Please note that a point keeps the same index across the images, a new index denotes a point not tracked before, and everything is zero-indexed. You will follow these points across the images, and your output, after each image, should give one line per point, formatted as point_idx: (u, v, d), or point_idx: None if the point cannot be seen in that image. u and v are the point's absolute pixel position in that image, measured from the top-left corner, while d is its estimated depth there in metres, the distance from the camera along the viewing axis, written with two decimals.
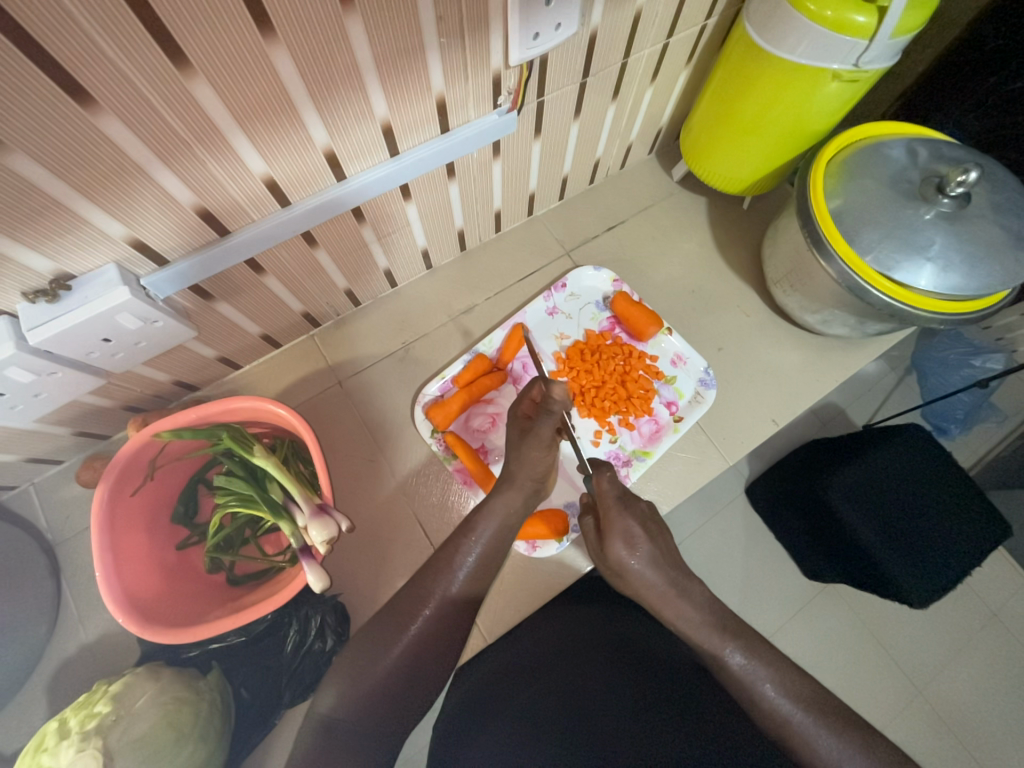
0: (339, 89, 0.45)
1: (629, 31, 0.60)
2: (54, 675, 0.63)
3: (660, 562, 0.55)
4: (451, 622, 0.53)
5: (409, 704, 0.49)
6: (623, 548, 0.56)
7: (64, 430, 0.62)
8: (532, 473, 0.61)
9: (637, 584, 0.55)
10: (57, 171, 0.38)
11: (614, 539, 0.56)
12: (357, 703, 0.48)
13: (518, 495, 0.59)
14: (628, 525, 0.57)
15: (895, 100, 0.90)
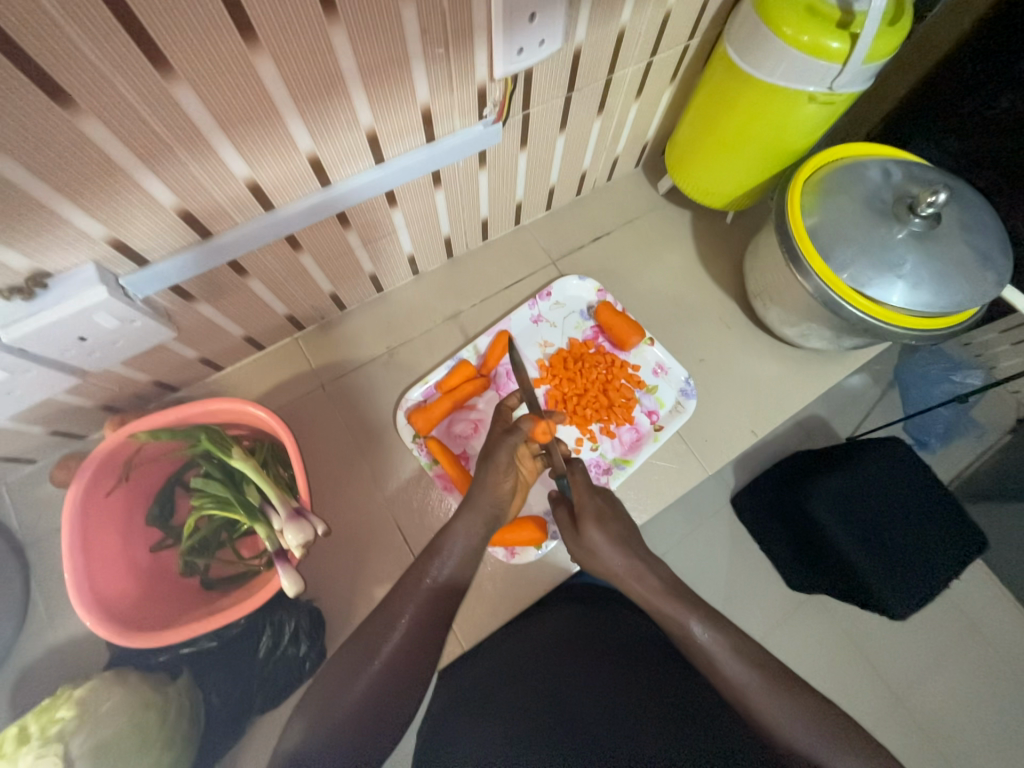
0: (323, 97, 0.46)
1: (613, 48, 0.61)
2: (19, 680, 0.62)
3: (625, 542, 0.59)
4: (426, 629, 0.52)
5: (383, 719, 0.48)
6: (595, 529, 0.59)
7: (38, 429, 0.62)
8: (492, 499, 0.60)
9: (603, 562, 0.59)
10: (35, 170, 0.38)
11: (586, 521, 0.60)
12: (326, 725, 0.46)
13: (474, 520, 0.58)
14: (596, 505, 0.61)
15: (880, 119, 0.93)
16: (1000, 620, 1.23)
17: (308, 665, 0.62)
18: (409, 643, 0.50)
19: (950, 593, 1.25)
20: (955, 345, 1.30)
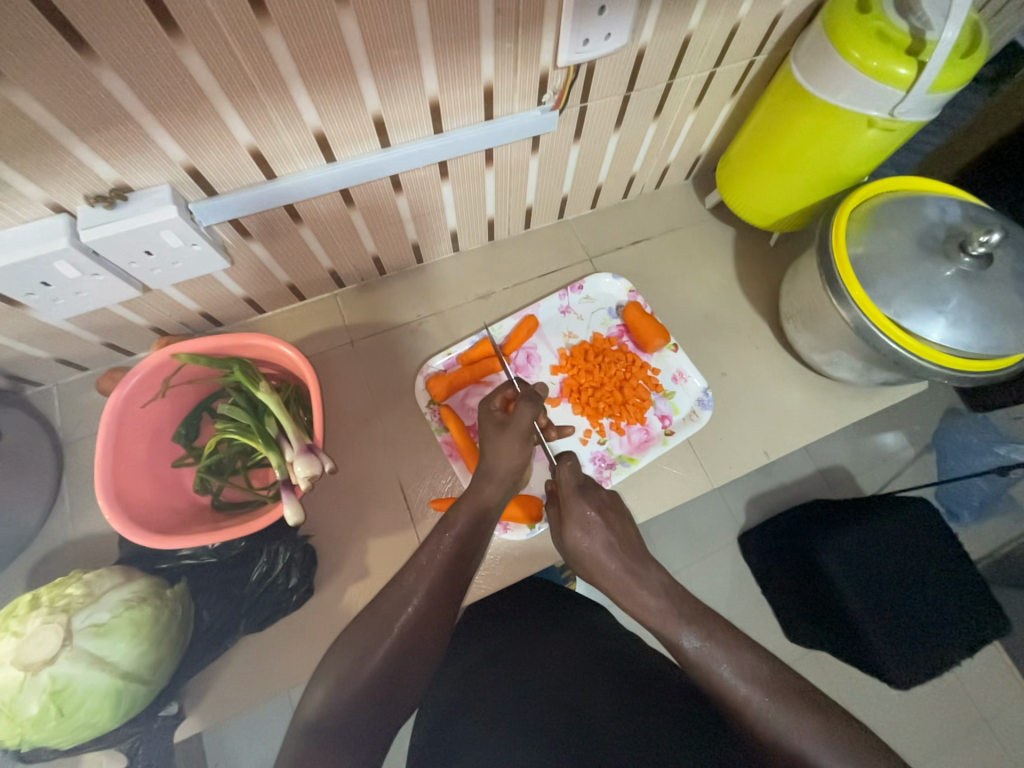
0: (396, 59, 0.49)
1: (677, 53, 0.63)
2: (37, 563, 0.67)
3: (614, 548, 0.58)
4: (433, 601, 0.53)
5: (386, 694, 0.50)
6: (578, 532, 0.59)
7: (94, 337, 0.67)
8: (510, 466, 0.63)
9: (590, 565, 0.58)
10: (135, 90, 0.43)
11: (570, 523, 0.59)
12: (345, 702, 0.48)
13: (492, 490, 0.62)
14: (585, 510, 0.60)
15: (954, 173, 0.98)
16: (1015, 715, 1.15)
17: (295, 598, 0.64)
18: (412, 629, 0.52)
19: (961, 675, 1.17)
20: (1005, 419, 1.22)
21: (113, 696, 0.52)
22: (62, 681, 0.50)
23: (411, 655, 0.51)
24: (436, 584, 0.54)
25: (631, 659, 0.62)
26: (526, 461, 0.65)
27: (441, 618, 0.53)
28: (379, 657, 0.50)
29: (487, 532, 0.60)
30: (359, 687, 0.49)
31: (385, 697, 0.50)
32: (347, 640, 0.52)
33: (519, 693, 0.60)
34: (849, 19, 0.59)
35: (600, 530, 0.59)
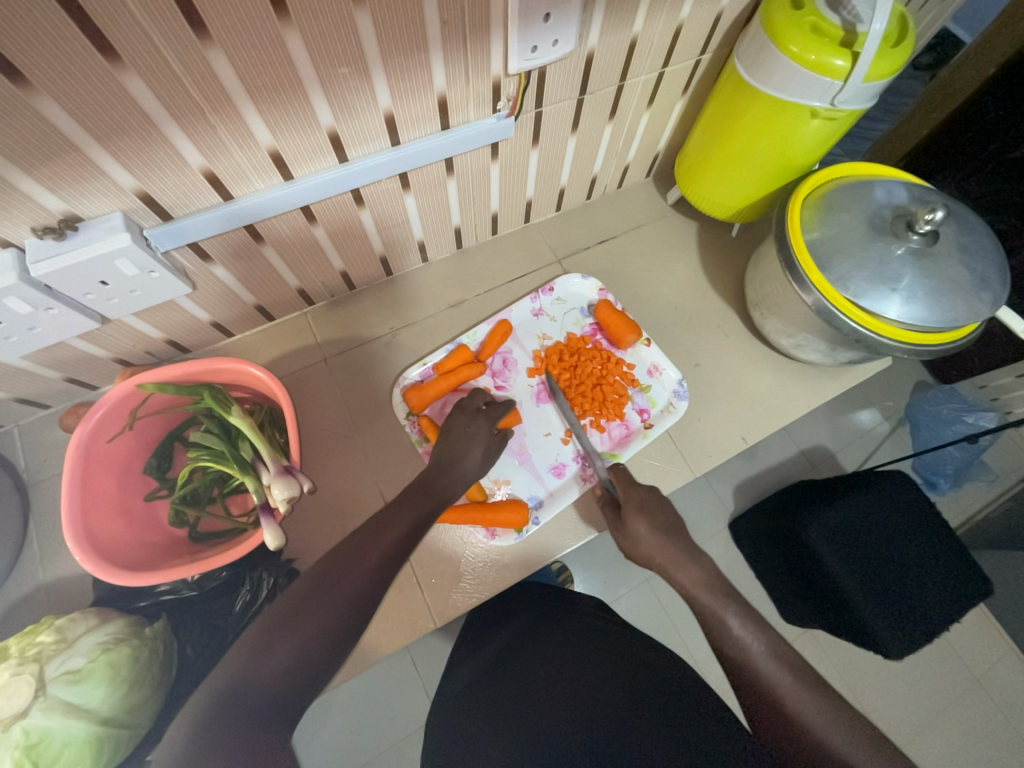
0: (345, 75, 0.50)
1: (625, 56, 0.65)
2: (6, 613, 0.64)
3: (668, 533, 0.64)
4: (376, 577, 0.52)
5: (316, 658, 0.46)
6: (642, 523, 0.65)
7: (54, 374, 0.65)
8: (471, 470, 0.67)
9: (646, 551, 0.64)
10: (78, 119, 0.42)
11: (636, 515, 0.66)
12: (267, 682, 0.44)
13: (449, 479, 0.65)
14: (642, 497, 0.68)
15: (902, 157, 1.06)
16: (1007, 674, 1.18)
17: None
18: (345, 604, 0.49)
19: (952, 639, 1.21)
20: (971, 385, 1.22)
21: (93, 744, 0.50)
22: (37, 734, 0.47)
23: (341, 632, 0.48)
24: (375, 560, 0.53)
25: (629, 653, 0.63)
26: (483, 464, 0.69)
27: (383, 577, 0.52)
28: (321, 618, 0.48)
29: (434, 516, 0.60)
30: (278, 664, 0.45)
31: (304, 674, 0.45)
32: (271, 621, 0.48)
33: (521, 699, 0.60)
34: (785, 15, 0.61)
35: (654, 515, 0.66)
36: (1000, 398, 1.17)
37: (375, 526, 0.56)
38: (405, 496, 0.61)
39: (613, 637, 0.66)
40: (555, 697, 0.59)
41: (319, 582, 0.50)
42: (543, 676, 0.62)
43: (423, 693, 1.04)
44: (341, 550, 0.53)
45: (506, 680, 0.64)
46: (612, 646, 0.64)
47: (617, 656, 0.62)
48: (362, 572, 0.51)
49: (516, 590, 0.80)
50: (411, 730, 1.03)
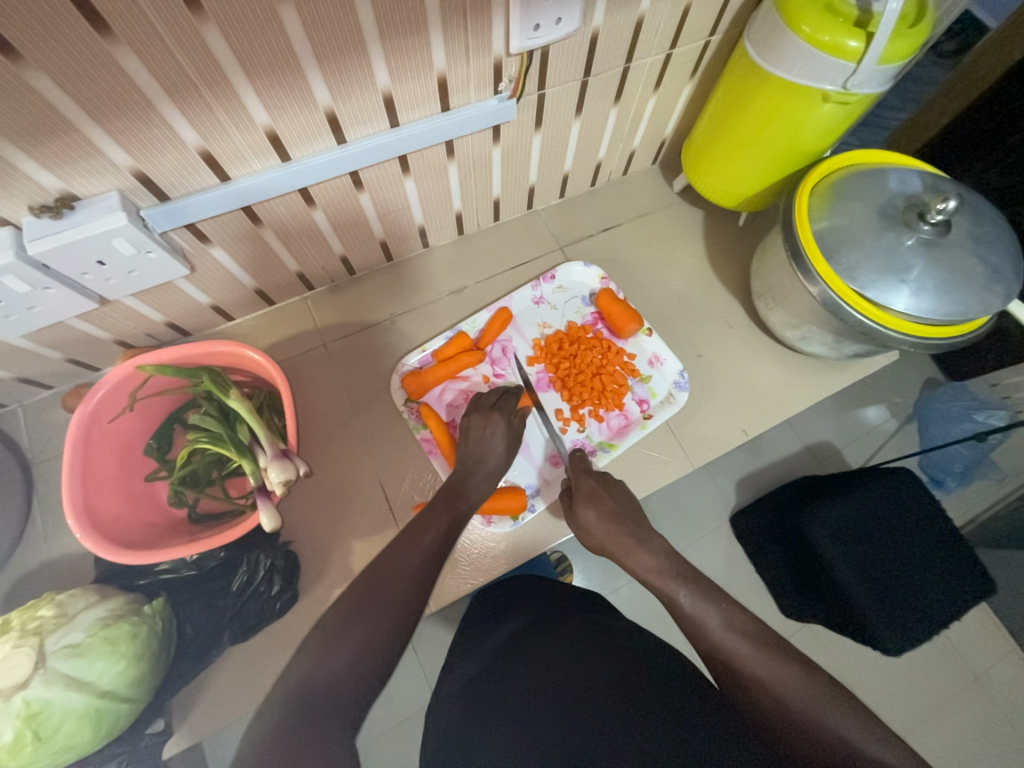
0: (343, 53, 0.49)
1: (631, 36, 0.63)
2: (12, 587, 0.65)
3: (616, 517, 0.66)
4: (419, 584, 0.54)
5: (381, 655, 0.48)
6: (590, 509, 0.67)
7: (55, 354, 0.66)
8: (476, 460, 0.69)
9: (597, 537, 0.66)
10: (72, 95, 0.42)
11: (583, 502, 0.68)
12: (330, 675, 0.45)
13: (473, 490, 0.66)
14: (591, 484, 0.69)
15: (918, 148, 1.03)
16: (1007, 674, 1.17)
17: (279, 605, 0.64)
18: (400, 600, 0.52)
19: (952, 638, 1.20)
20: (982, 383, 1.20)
21: (93, 716, 0.51)
22: (37, 705, 0.49)
23: (398, 627, 0.50)
24: (419, 558, 0.56)
25: (636, 643, 0.58)
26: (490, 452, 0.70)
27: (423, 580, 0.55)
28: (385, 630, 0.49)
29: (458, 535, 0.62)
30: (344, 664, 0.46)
31: (359, 690, 0.45)
32: (330, 624, 0.50)
33: (516, 692, 0.54)
34: None
35: (604, 499, 0.68)
36: (1014, 396, 1.14)
37: (415, 527, 0.60)
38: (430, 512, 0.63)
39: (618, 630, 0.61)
40: (559, 694, 0.52)
41: (373, 585, 0.53)
42: (542, 665, 0.56)
43: (422, 680, 1.05)
44: (382, 559, 0.56)
45: (500, 673, 0.58)
46: (617, 639, 0.58)
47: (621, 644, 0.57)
48: (409, 569, 0.55)
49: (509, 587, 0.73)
50: (409, 715, 1.04)
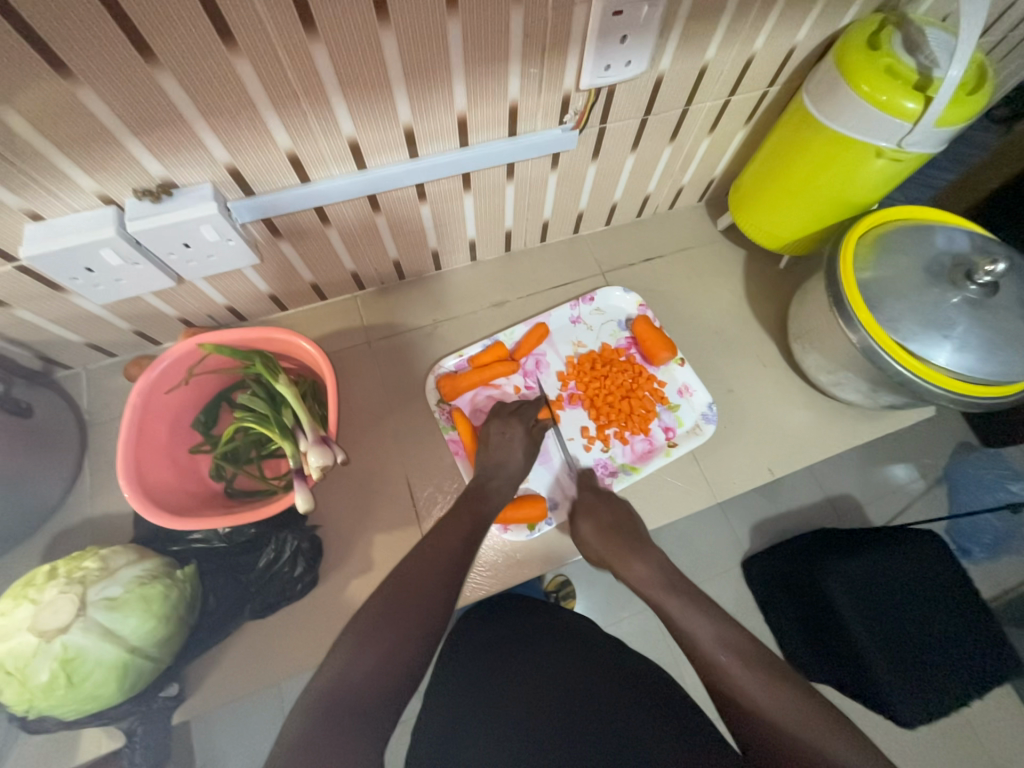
0: (429, 77, 0.53)
1: (693, 82, 0.67)
2: (55, 538, 0.69)
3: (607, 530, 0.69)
4: (447, 588, 0.56)
5: (406, 662, 0.49)
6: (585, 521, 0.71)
7: (126, 325, 0.71)
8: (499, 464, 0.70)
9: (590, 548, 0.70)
10: (191, 94, 0.47)
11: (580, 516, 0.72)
12: (364, 675, 0.47)
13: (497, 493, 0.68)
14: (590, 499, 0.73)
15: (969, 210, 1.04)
16: None
17: (299, 586, 0.66)
18: (426, 606, 0.53)
19: (971, 718, 1.13)
20: None
21: (120, 669, 0.54)
22: (73, 651, 0.51)
23: (427, 640, 0.52)
24: (446, 560, 0.58)
25: (636, 675, 0.62)
26: (514, 459, 0.71)
27: (445, 586, 0.56)
28: (410, 637, 0.51)
29: (482, 532, 0.64)
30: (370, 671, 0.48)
31: (382, 701, 0.47)
32: (360, 623, 0.51)
33: (517, 727, 0.57)
34: (859, 55, 0.62)
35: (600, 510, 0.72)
36: None
37: (437, 533, 0.61)
38: (450, 516, 0.64)
39: (626, 669, 0.62)
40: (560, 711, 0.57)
41: (400, 586, 0.54)
42: (547, 688, 0.60)
43: (416, 688, 1.05)
44: (408, 565, 0.57)
45: (503, 696, 0.60)
46: (613, 667, 0.62)
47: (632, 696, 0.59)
48: (436, 570, 0.56)
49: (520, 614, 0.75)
50: (400, 722, 1.04)
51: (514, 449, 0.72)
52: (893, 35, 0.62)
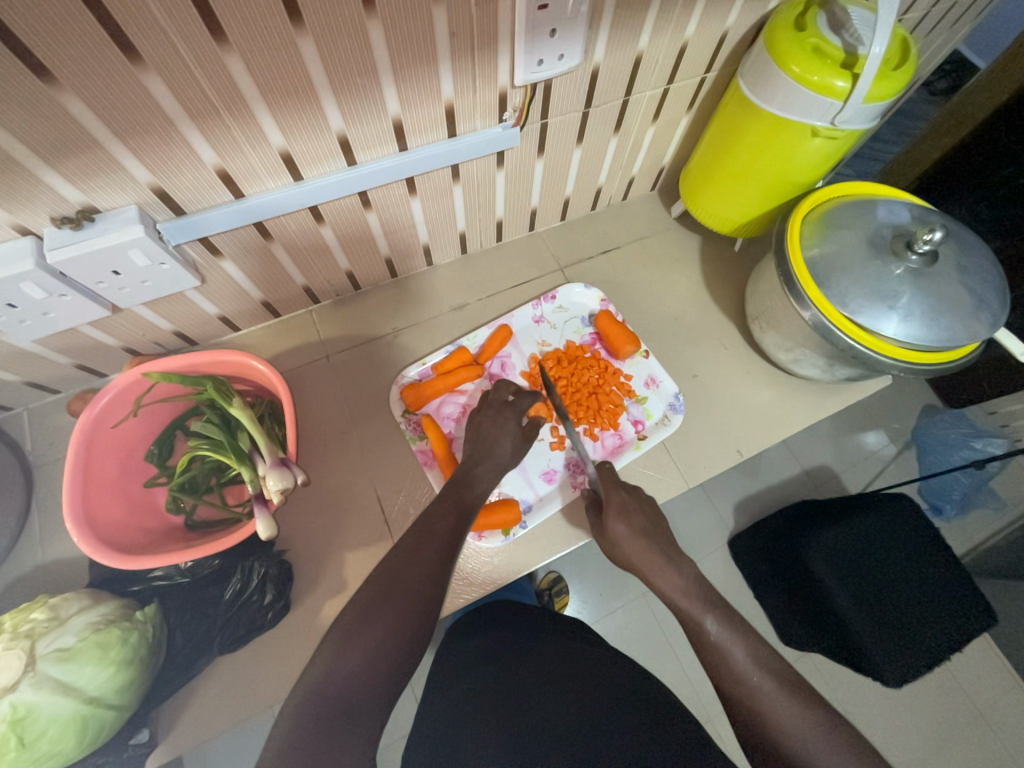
0: (357, 83, 0.52)
1: (630, 72, 0.67)
2: (6, 590, 0.65)
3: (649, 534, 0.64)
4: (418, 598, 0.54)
5: (391, 665, 0.48)
6: (621, 524, 0.65)
7: (65, 360, 0.67)
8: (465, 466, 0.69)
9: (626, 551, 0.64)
10: (100, 115, 0.44)
11: (614, 516, 0.66)
12: (334, 692, 0.46)
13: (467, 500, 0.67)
14: (622, 498, 0.68)
15: (912, 180, 1.07)
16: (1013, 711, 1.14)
17: (270, 614, 0.63)
18: (405, 610, 0.52)
19: (955, 670, 1.17)
20: (981, 412, 1.22)
21: (79, 722, 0.51)
22: (24, 709, 0.49)
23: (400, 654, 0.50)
24: None
25: (620, 679, 0.62)
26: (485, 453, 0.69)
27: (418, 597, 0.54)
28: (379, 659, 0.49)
29: (464, 526, 0.61)
30: (344, 681, 0.46)
31: (357, 704, 0.45)
32: (335, 633, 0.49)
33: (511, 724, 0.56)
34: (787, 37, 0.62)
35: (636, 514, 0.66)
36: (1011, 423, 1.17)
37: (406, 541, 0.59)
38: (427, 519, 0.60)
39: (617, 668, 0.64)
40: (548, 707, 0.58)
41: (375, 593, 0.53)
42: (533, 689, 0.61)
43: (411, 702, 1.03)
44: (375, 582, 0.54)
45: (496, 695, 0.61)
46: (600, 672, 0.63)
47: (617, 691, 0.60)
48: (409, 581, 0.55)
49: (506, 621, 0.75)
50: (398, 737, 1.02)
51: (478, 443, 0.70)
52: (819, 16, 0.63)
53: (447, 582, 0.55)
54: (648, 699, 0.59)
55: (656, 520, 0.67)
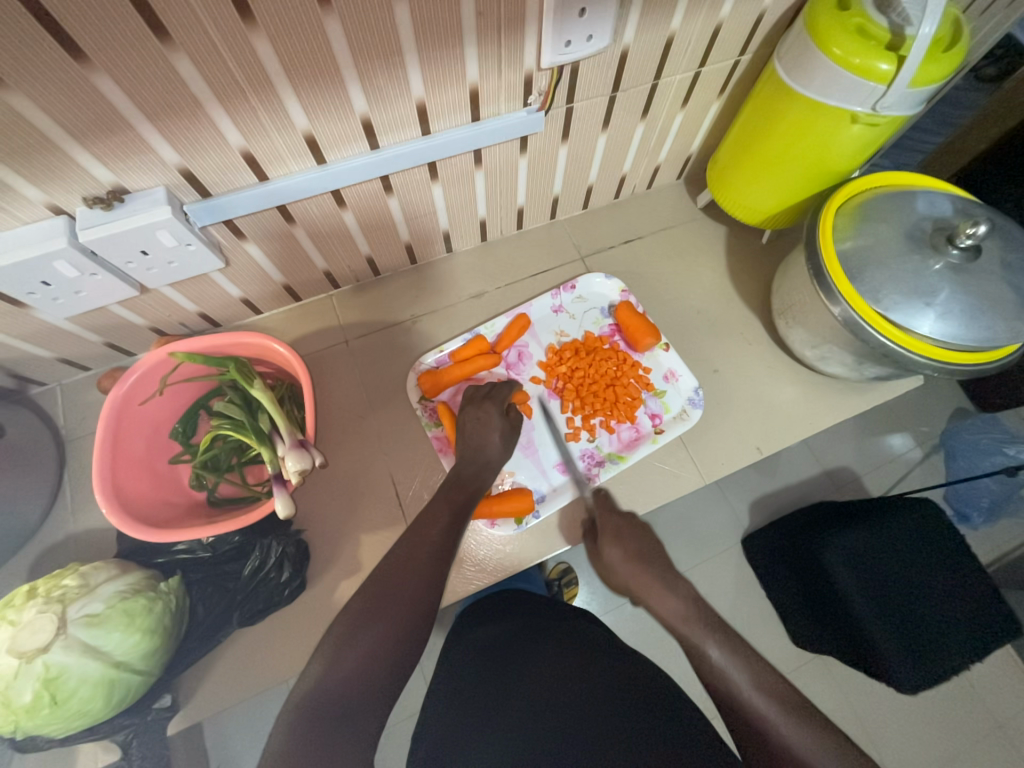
0: (382, 64, 0.51)
1: (661, 54, 0.64)
2: (40, 556, 0.68)
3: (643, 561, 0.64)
4: (429, 585, 0.55)
5: (393, 659, 0.49)
6: (616, 551, 0.65)
7: (96, 338, 0.69)
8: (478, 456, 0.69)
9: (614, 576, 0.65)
10: (131, 96, 0.45)
11: (609, 542, 0.66)
12: (345, 673, 0.48)
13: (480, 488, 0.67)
14: (616, 524, 0.68)
15: (955, 172, 1.02)
16: None
17: (287, 591, 0.65)
18: (411, 599, 0.53)
19: (974, 680, 1.14)
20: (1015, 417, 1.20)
21: (106, 685, 0.54)
22: (56, 670, 0.51)
23: (410, 637, 0.51)
24: (428, 554, 0.57)
25: (627, 669, 0.62)
26: (494, 448, 0.70)
27: (428, 583, 0.54)
28: (389, 641, 0.50)
29: (464, 518, 0.63)
30: (350, 673, 0.48)
31: (353, 709, 0.46)
32: (342, 625, 0.51)
33: (517, 713, 0.58)
34: (830, 16, 0.59)
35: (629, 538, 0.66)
36: None
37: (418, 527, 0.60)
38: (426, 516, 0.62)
39: (624, 659, 0.64)
40: (553, 697, 0.58)
41: (387, 577, 0.54)
42: (539, 677, 0.61)
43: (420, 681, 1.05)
44: (387, 566, 0.55)
45: (503, 682, 0.62)
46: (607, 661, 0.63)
47: (624, 681, 0.60)
48: (419, 567, 0.55)
49: (515, 609, 0.76)
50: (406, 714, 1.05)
51: (491, 432, 0.70)
52: None
53: (448, 571, 0.57)
54: (655, 690, 0.59)
55: (652, 544, 0.66)
